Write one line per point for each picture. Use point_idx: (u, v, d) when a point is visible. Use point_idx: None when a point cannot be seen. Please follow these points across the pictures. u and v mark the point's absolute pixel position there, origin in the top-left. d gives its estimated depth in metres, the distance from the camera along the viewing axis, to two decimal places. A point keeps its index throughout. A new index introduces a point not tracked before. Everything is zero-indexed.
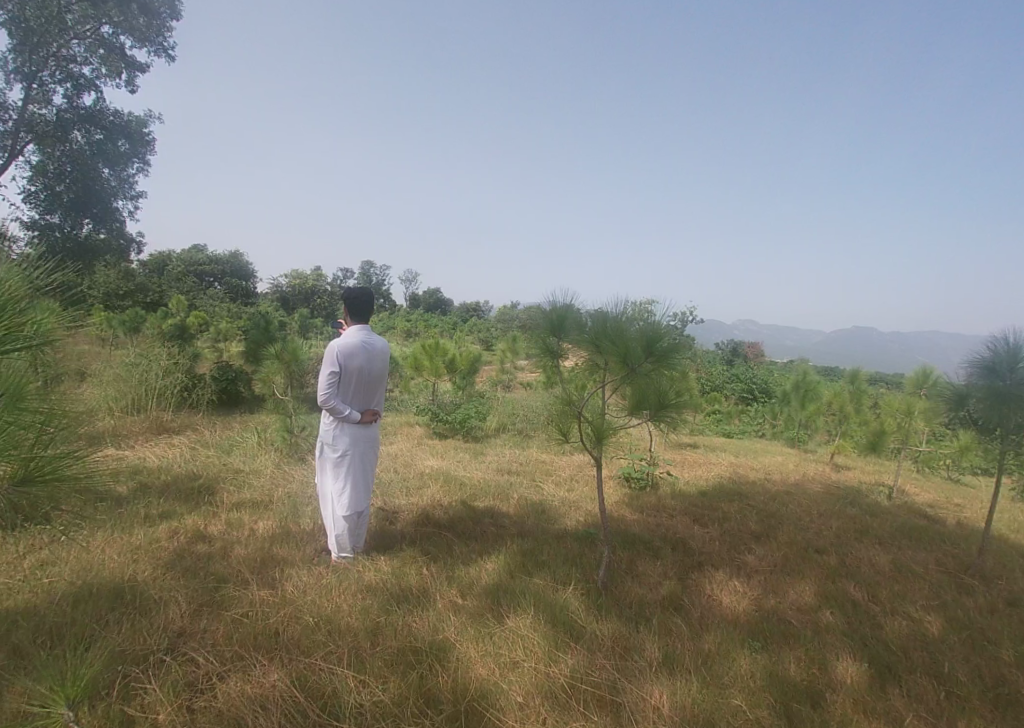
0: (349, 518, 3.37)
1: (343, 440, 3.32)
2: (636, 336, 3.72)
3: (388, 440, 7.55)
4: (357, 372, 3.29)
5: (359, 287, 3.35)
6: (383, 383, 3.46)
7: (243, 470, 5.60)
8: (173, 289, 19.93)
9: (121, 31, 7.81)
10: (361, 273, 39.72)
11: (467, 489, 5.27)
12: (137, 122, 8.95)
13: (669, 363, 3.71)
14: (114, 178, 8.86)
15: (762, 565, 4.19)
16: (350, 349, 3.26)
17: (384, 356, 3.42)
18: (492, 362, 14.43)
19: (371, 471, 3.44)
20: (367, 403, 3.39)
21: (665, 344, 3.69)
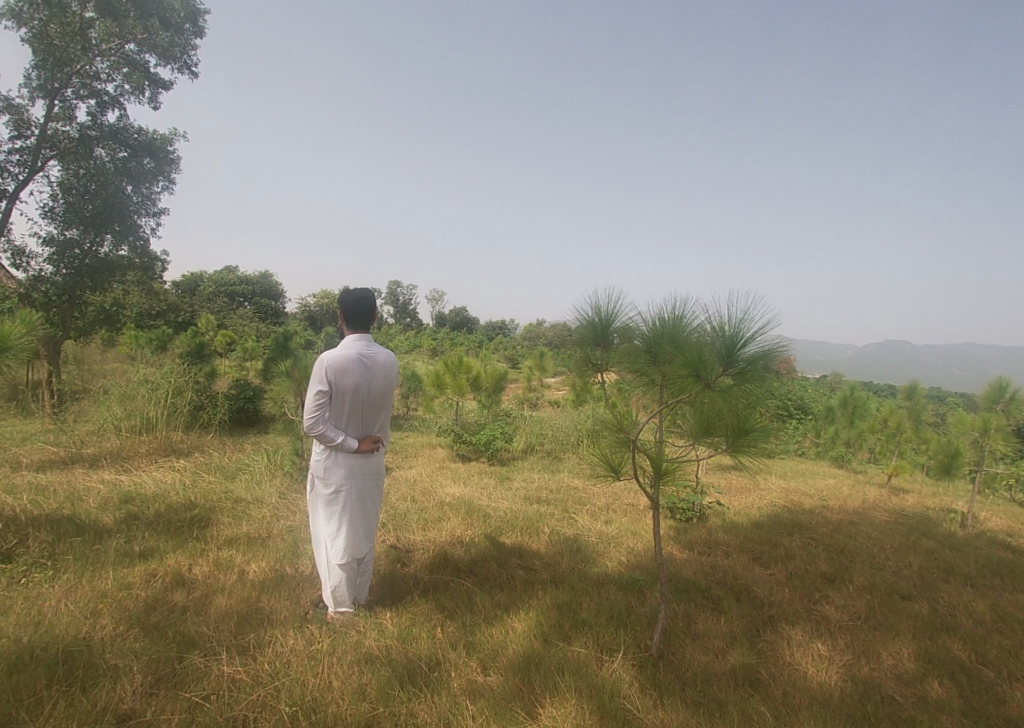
0: (347, 568, 2.82)
1: (337, 473, 2.78)
2: (709, 342, 3.02)
3: (408, 463, 6.98)
4: (352, 390, 2.75)
5: (359, 289, 2.83)
6: (388, 402, 2.91)
7: (245, 497, 5.09)
8: (204, 309, 19.98)
9: (145, 49, 7.53)
10: (390, 293, 39.89)
11: (490, 521, 4.65)
12: (160, 140, 8.68)
13: (755, 376, 2.95)
14: (137, 195, 8.57)
15: (848, 618, 3.46)
16: (342, 363, 2.72)
17: (389, 370, 2.86)
18: (519, 379, 13.85)
19: (374, 508, 2.89)
20: (369, 428, 2.85)
21: (749, 350, 2.95)
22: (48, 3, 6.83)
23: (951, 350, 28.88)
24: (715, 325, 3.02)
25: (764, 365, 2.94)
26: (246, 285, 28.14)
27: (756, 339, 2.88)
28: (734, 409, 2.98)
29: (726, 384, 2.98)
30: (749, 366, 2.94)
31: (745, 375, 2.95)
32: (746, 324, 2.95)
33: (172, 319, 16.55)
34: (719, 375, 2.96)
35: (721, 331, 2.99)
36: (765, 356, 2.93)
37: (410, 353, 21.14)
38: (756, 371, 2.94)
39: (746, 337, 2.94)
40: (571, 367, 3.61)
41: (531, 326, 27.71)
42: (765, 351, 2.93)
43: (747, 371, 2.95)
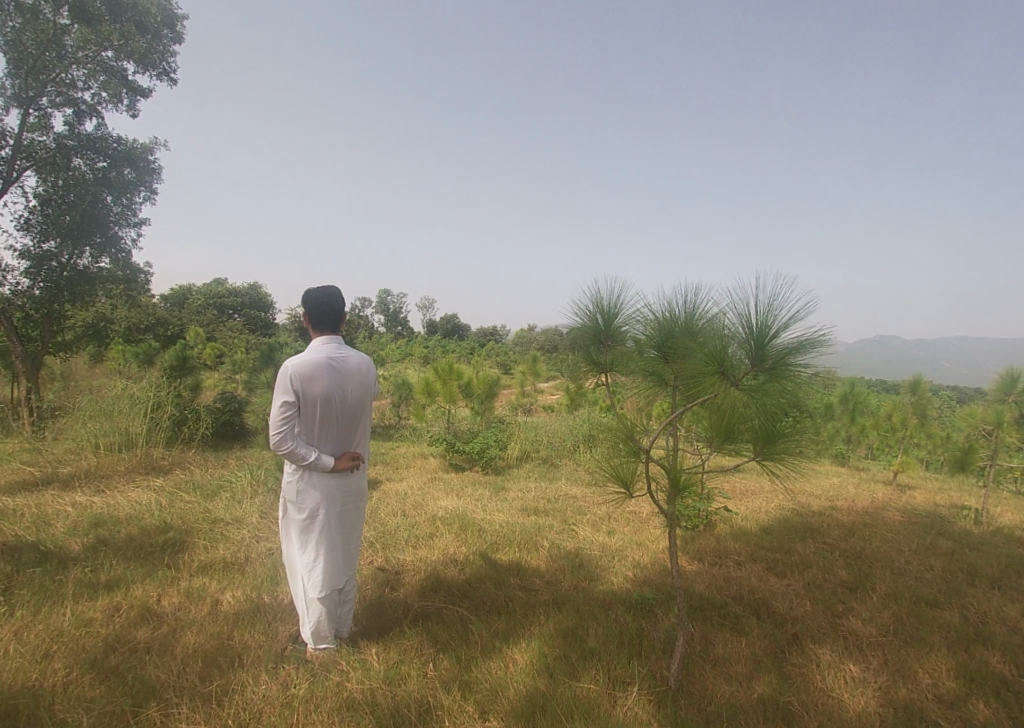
0: (326, 602, 2.54)
1: (311, 494, 2.51)
2: (733, 335, 2.73)
3: (399, 476, 6.68)
4: (323, 399, 2.49)
5: (323, 288, 2.56)
6: (366, 411, 2.65)
7: (225, 517, 4.78)
8: (193, 321, 19.59)
9: (123, 55, 7.21)
10: (381, 301, 39.64)
11: (486, 536, 4.36)
12: (142, 149, 8.35)
13: (786, 372, 2.65)
14: (118, 206, 8.25)
15: (876, 632, 3.19)
16: (309, 370, 2.46)
17: (364, 375, 2.60)
18: (513, 384, 13.55)
19: (355, 532, 2.62)
20: (346, 442, 2.58)
21: (779, 343, 2.65)
22: (21, 9, 6.50)
23: (943, 344, 28.81)
24: (739, 317, 2.73)
25: (798, 360, 2.64)
26: (235, 297, 27.79)
27: (789, 331, 2.58)
28: (763, 410, 2.69)
29: (753, 384, 2.69)
30: (781, 361, 2.65)
31: (776, 373, 2.66)
32: (776, 314, 2.65)
33: (160, 332, 16.21)
34: (745, 374, 2.68)
35: (745, 325, 2.70)
36: (798, 349, 2.63)
37: (400, 362, 20.81)
38: (788, 368, 2.65)
39: (776, 328, 2.64)
40: (574, 365, 3.34)
41: (524, 331, 27.45)
42: (800, 344, 2.63)
43: (778, 368, 2.65)
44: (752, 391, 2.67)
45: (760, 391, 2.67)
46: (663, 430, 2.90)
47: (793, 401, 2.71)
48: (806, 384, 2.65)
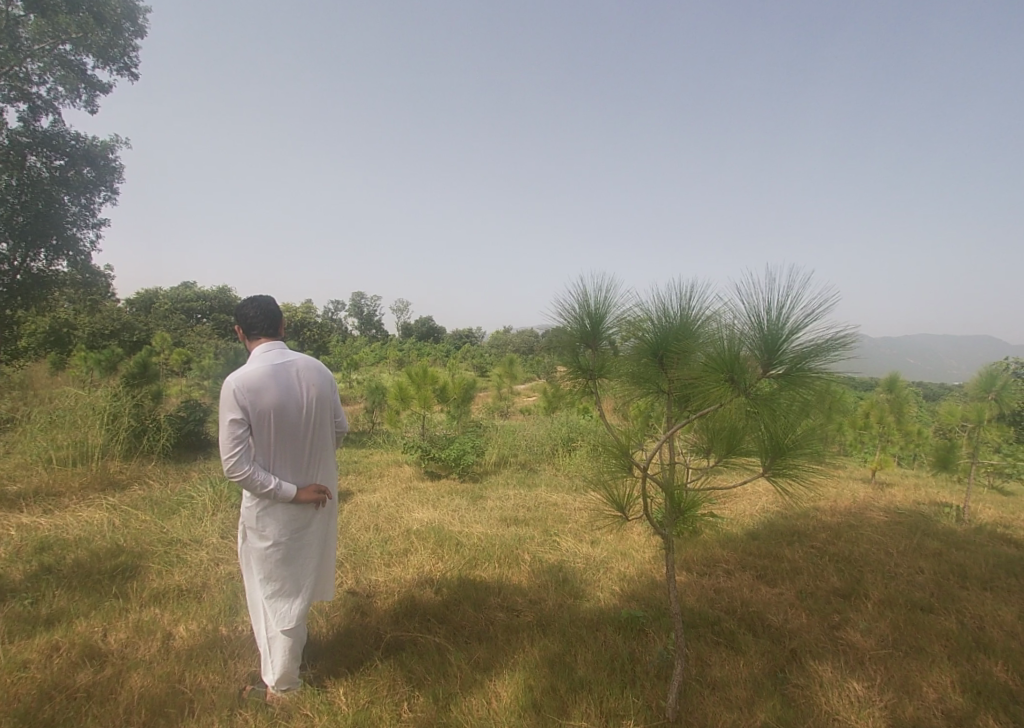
0: (300, 632, 2.39)
1: (272, 516, 2.34)
2: (745, 336, 2.51)
3: (371, 486, 6.39)
4: (274, 411, 2.31)
5: (250, 298, 2.47)
6: (327, 421, 2.47)
7: (184, 537, 4.46)
8: (159, 326, 18.92)
9: (82, 49, 6.80)
10: (354, 304, 39.13)
11: (463, 550, 4.12)
12: (101, 147, 7.94)
13: (803, 378, 2.43)
14: (75, 206, 7.79)
15: (876, 644, 3.05)
16: (255, 382, 2.30)
17: (316, 380, 2.43)
18: (490, 386, 13.31)
19: (324, 552, 2.48)
20: (307, 457, 2.41)
21: (795, 345, 2.43)
22: None
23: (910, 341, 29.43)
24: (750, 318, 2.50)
25: (818, 363, 2.41)
26: (203, 301, 27.01)
27: (807, 333, 2.35)
28: (776, 419, 2.48)
29: (765, 392, 2.49)
30: (798, 366, 2.42)
31: (792, 379, 2.44)
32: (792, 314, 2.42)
33: (125, 338, 15.58)
34: (759, 380, 2.47)
35: (757, 327, 2.47)
36: (817, 352, 2.40)
37: (374, 365, 20.40)
38: (806, 374, 2.42)
39: (791, 329, 2.42)
40: (560, 366, 3.11)
41: (499, 333, 27.29)
42: (819, 346, 2.39)
43: (796, 374, 2.43)
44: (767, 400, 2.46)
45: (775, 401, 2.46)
46: (662, 445, 2.73)
47: (809, 409, 2.50)
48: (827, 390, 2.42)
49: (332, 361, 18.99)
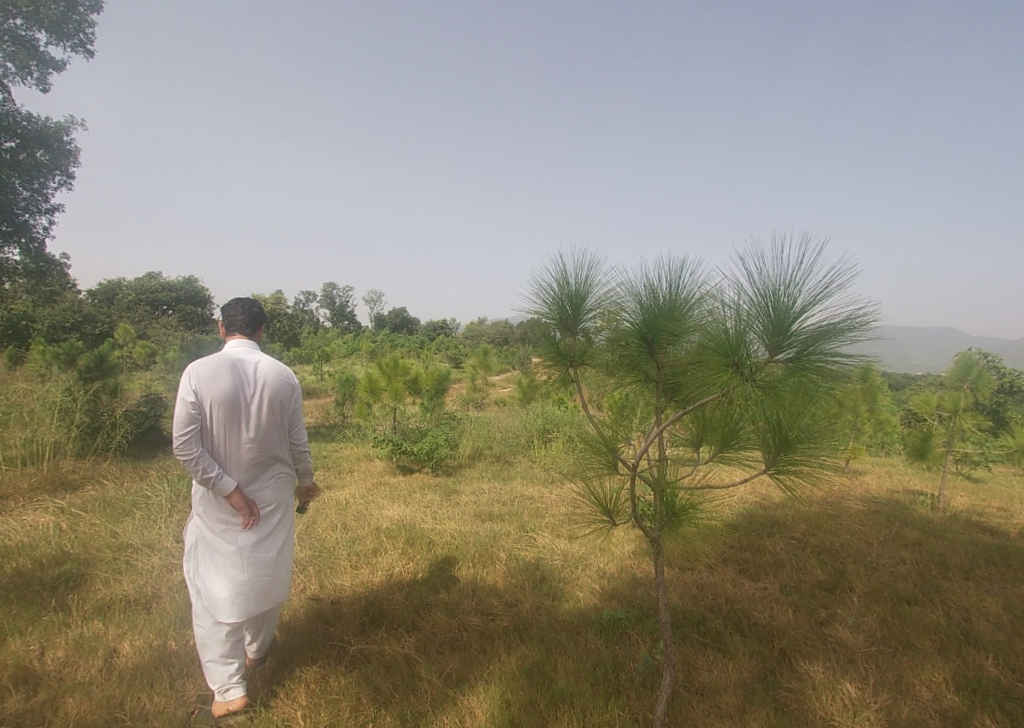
0: (237, 632, 2.33)
1: (211, 506, 2.34)
2: (749, 319, 2.31)
3: (340, 482, 6.13)
4: (225, 403, 2.31)
5: (236, 300, 2.58)
6: (281, 425, 2.43)
7: (135, 542, 4.15)
8: (122, 317, 18.19)
9: (32, 25, 6.32)
10: (326, 295, 38.38)
11: (436, 549, 3.92)
12: (56, 128, 7.38)
13: (815, 362, 2.24)
14: (28, 192, 7.28)
15: (865, 641, 2.96)
16: (213, 370, 2.31)
17: (275, 380, 2.41)
18: (464, 378, 13.08)
19: (265, 554, 2.42)
20: (256, 453, 2.39)
21: (804, 326, 2.24)
22: None
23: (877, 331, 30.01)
24: (753, 295, 2.31)
25: (829, 346, 2.22)
26: (168, 292, 26.10)
27: (818, 311, 2.17)
28: (788, 408, 2.27)
29: (773, 375, 2.28)
30: (808, 348, 2.24)
31: (802, 362, 2.25)
32: (800, 292, 2.24)
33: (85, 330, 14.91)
34: (765, 363, 2.28)
35: (762, 308, 2.28)
36: (829, 333, 2.21)
37: (347, 358, 19.97)
38: (818, 357, 2.24)
39: (800, 310, 2.23)
40: (537, 356, 2.90)
41: (473, 324, 27.00)
42: (832, 327, 2.20)
43: (807, 356, 2.24)
44: (776, 384, 2.26)
45: (785, 386, 2.25)
46: (653, 436, 2.55)
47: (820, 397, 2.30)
48: (843, 375, 2.22)
49: (303, 353, 18.54)
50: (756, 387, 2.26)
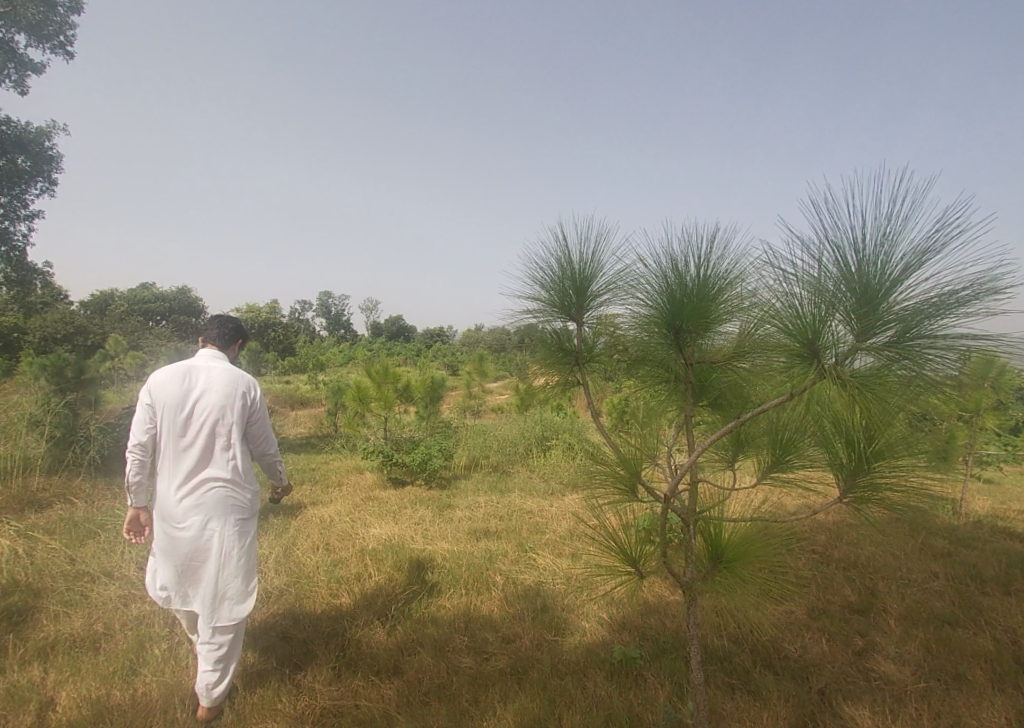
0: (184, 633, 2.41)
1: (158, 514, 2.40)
2: (824, 293, 1.78)
3: (326, 497, 5.74)
4: (169, 412, 2.35)
5: (220, 315, 2.59)
6: (221, 437, 2.38)
7: (95, 568, 3.77)
8: (112, 328, 17.81)
9: (10, 26, 5.97)
10: (320, 303, 38.08)
11: (425, 574, 3.53)
12: (37, 133, 7.02)
13: (921, 345, 1.69)
14: (7, 199, 6.92)
15: (912, 675, 2.59)
16: (165, 379, 2.38)
17: (221, 391, 2.38)
18: (460, 385, 12.72)
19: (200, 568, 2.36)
20: (206, 455, 2.37)
21: (901, 298, 1.70)
22: None
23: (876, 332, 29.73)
24: (827, 265, 1.79)
25: (938, 323, 1.66)
26: (161, 302, 25.71)
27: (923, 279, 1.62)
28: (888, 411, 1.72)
29: (864, 368, 1.77)
30: (908, 327, 1.69)
31: (904, 348, 1.70)
32: (891, 255, 1.70)
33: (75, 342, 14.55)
34: (852, 352, 1.76)
35: (842, 278, 1.75)
36: (940, 305, 1.65)
37: (341, 366, 19.56)
38: (925, 343, 1.69)
39: (894, 276, 1.68)
40: (539, 359, 2.53)
41: (469, 330, 26.63)
42: (942, 297, 1.64)
43: (910, 340, 1.70)
44: (870, 380, 1.74)
45: (884, 382, 1.73)
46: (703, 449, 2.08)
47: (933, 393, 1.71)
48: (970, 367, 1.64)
49: (297, 363, 18.17)
50: (839, 383, 1.76)
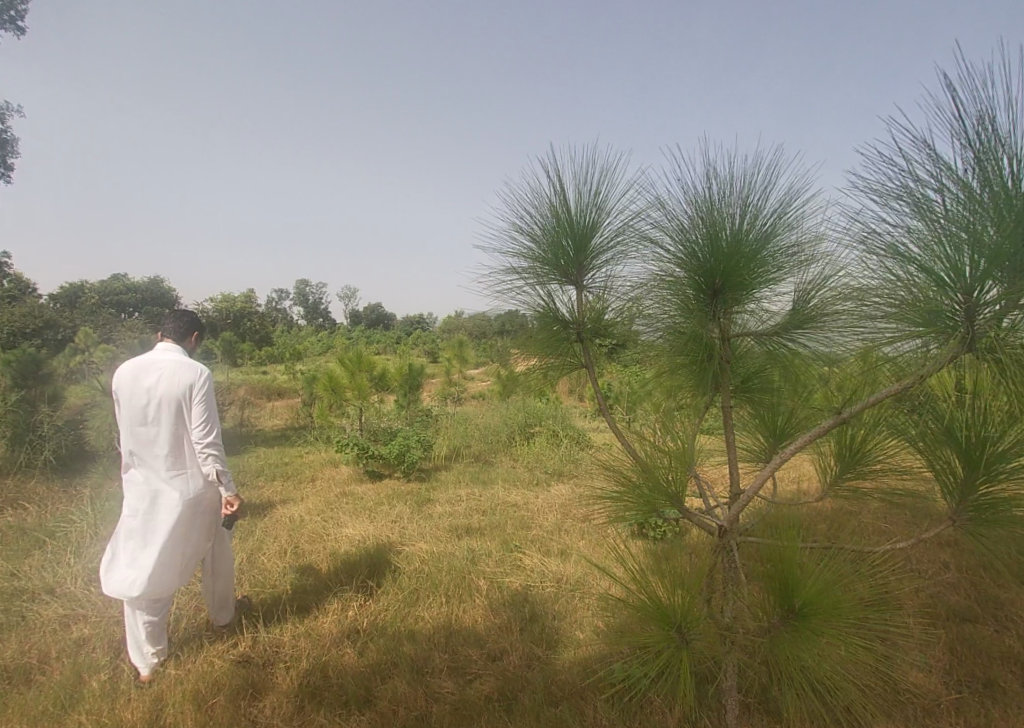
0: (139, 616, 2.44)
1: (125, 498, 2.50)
2: (972, 232, 1.38)
3: (298, 494, 5.38)
4: (128, 401, 2.44)
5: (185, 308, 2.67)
6: (171, 425, 2.43)
7: (36, 585, 3.39)
8: (80, 320, 17.08)
9: None
10: (297, 291, 37.29)
11: (402, 580, 3.20)
12: None
13: None
14: None
15: (941, 688, 2.34)
16: (126, 371, 2.47)
17: (170, 380, 2.43)
18: (441, 372, 12.39)
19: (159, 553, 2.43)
20: (163, 445, 2.43)
21: None
22: None
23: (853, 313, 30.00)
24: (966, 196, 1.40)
25: None
26: (133, 293, 24.83)
27: None
28: None
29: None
30: None
31: None
32: None
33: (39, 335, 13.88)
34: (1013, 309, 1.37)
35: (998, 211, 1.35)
36: None
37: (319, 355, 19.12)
38: None
39: None
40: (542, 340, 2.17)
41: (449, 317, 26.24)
42: None
43: None
44: None
45: None
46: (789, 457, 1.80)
47: None
48: None
49: (273, 353, 17.65)
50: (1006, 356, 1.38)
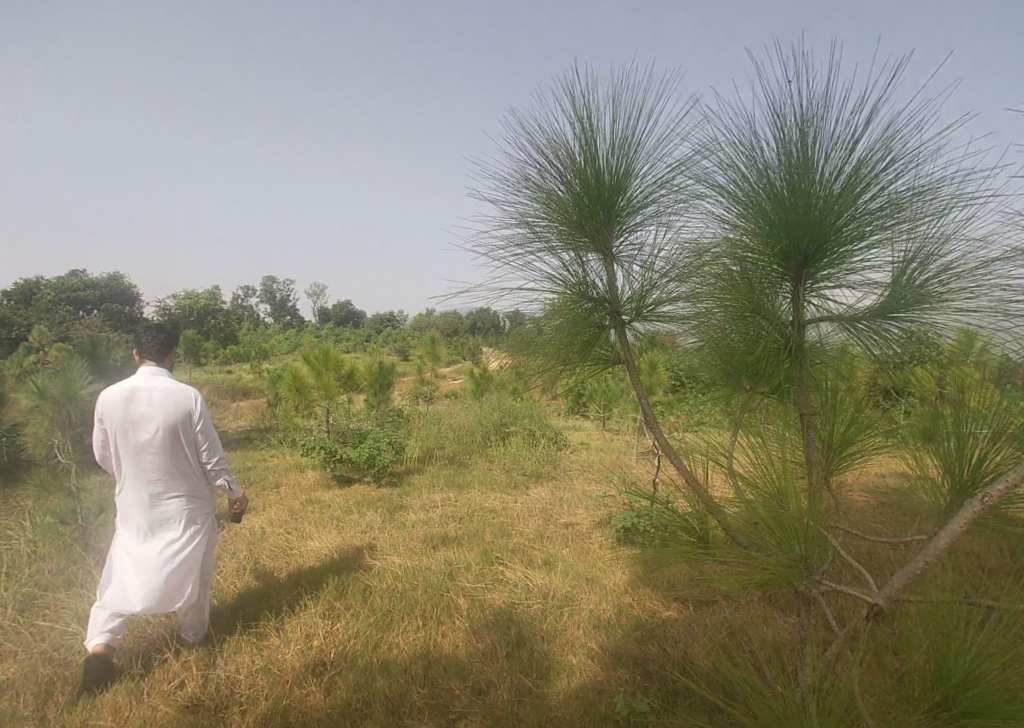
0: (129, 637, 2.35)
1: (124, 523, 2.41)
2: None
3: (261, 501, 5.02)
4: (124, 428, 2.32)
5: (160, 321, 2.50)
6: (177, 452, 2.38)
7: None
8: (35, 318, 16.24)
9: None
10: (264, 288, 36.30)
11: (373, 599, 2.89)
12: None
13: None
14: None
15: None
16: (115, 395, 2.33)
17: (168, 406, 2.34)
18: (414, 370, 12.02)
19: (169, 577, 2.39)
20: (168, 472, 2.37)
21: None
22: None
23: None
24: None
25: None
26: (90, 289, 23.70)
27: None
28: None
29: None
30: None
31: None
32: None
33: None
34: None
35: None
36: None
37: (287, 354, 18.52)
38: None
39: None
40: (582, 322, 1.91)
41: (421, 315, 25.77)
42: None
43: None
44: None
45: None
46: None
47: None
48: None
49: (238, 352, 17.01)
50: None
